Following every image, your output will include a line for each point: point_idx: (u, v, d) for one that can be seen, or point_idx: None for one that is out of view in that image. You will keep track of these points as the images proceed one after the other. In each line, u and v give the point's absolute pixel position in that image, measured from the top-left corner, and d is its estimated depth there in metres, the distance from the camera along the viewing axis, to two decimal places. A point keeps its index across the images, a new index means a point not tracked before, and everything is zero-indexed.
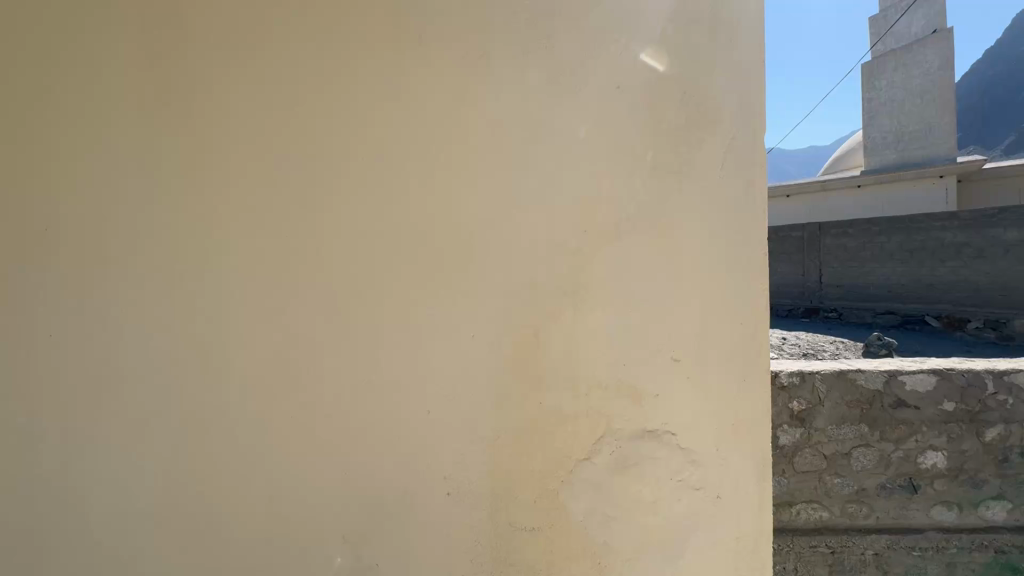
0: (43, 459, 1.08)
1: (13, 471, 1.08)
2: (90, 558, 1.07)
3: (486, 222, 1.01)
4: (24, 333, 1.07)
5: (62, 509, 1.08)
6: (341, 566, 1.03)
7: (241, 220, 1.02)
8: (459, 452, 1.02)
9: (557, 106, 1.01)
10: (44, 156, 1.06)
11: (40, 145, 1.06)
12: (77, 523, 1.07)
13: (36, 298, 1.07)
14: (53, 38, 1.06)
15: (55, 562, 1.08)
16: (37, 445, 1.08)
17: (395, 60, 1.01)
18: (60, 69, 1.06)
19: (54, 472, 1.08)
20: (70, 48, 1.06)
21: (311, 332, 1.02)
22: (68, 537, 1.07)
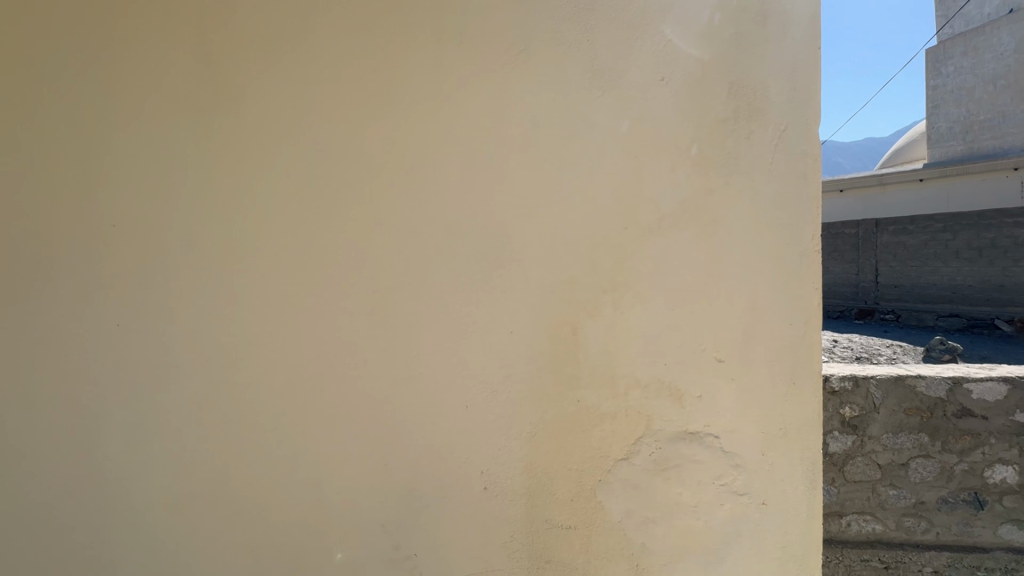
0: (109, 440, 1.15)
1: (82, 450, 1.16)
2: (152, 536, 1.14)
3: (526, 219, 1.01)
4: (93, 322, 1.14)
5: (125, 488, 1.15)
6: (381, 554, 1.06)
7: (288, 217, 1.06)
8: (496, 447, 1.03)
9: (598, 102, 0.99)
10: (111, 157, 1.13)
11: (107, 147, 1.13)
12: (138, 501, 1.14)
13: (103, 290, 1.14)
14: (117, 46, 1.13)
15: (119, 536, 1.15)
16: (103, 427, 1.15)
17: (435, 59, 1.02)
18: (125, 72, 1.13)
19: (119, 453, 1.15)
20: (131, 55, 1.12)
21: (354, 326, 1.05)
22: (131, 515, 1.15)
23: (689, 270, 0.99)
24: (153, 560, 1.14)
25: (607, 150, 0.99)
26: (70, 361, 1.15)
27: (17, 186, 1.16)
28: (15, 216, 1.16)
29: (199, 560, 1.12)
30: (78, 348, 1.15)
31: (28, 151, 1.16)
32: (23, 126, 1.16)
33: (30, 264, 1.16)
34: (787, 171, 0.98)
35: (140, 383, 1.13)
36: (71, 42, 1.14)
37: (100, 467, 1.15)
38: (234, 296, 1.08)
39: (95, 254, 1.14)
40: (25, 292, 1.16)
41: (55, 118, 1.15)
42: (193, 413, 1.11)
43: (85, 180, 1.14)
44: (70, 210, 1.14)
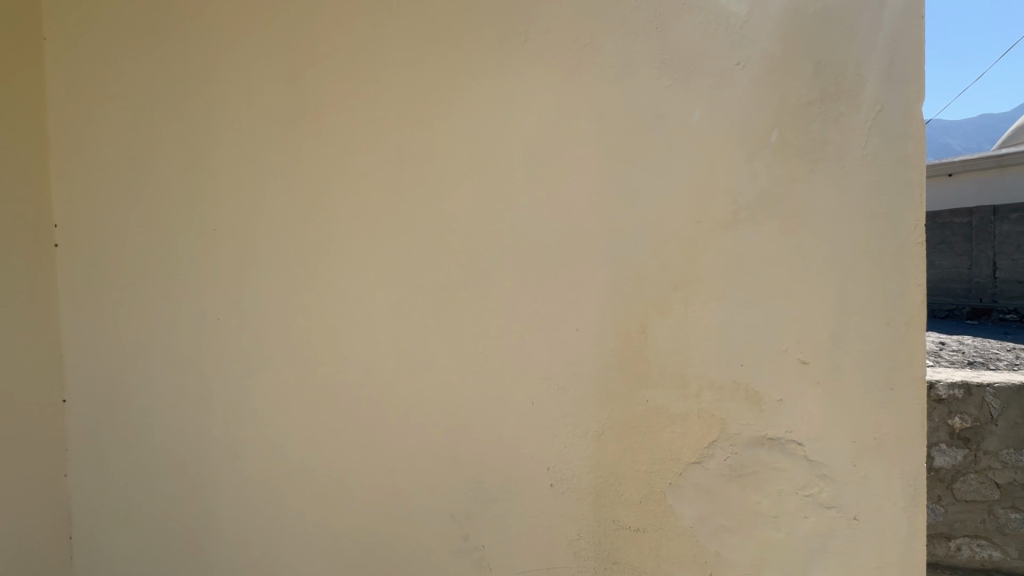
0: (197, 429, 1.23)
1: (175, 438, 1.25)
2: (239, 518, 1.21)
3: (592, 215, 1.00)
4: (182, 320, 1.22)
5: (213, 474, 1.23)
6: (451, 543, 1.09)
7: (360, 218, 1.09)
8: (562, 444, 1.03)
9: (668, 92, 0.96)
10: (193, 164, 1.19)
11: (189, 154, 1.20)
12: (224, 487, 1.22)
13: (192, 288, 1.21)
14: (197, 57, 1.18)
15: (209, 518, 1.23)
16: (193, 418, 1.23)
17: (500, 56, 1.02)
18: (206, 83, 1.18)
19: (208, 440, 1.22)
20: (210, 65, 1.17)
21: (424, 322, 1.08)
22: (219, 498, 1.22)
23: (769, 265, 0.93)
24: (240, 541, 1.22)
25: (678, 142, 0.96)
26: (164, 353, 1.24)
27: (115, 195, 1.25)
28: (114, 220, 1.25)
29: (282, 541, 1.19)
30: (171, 341, 1.23)
31: (123, 158, 1.24)
32: (117, 138, 1.24)
33: (128, 263, 1.25)
34: (883, 157, 0.89)
35: (226, 374, 1.20)
36: (159, 54, 1.21)
37: (191, 453, 1.24)
38: (312, 293, 1.13)
39: (183, 257, 1.21)
40: (124, 290, 1.26)
41: (145, 125, 1.22)
42: (275, 404, 1.17)
43: (174, 184, 1.21)
44: (161, 212, 1.22)
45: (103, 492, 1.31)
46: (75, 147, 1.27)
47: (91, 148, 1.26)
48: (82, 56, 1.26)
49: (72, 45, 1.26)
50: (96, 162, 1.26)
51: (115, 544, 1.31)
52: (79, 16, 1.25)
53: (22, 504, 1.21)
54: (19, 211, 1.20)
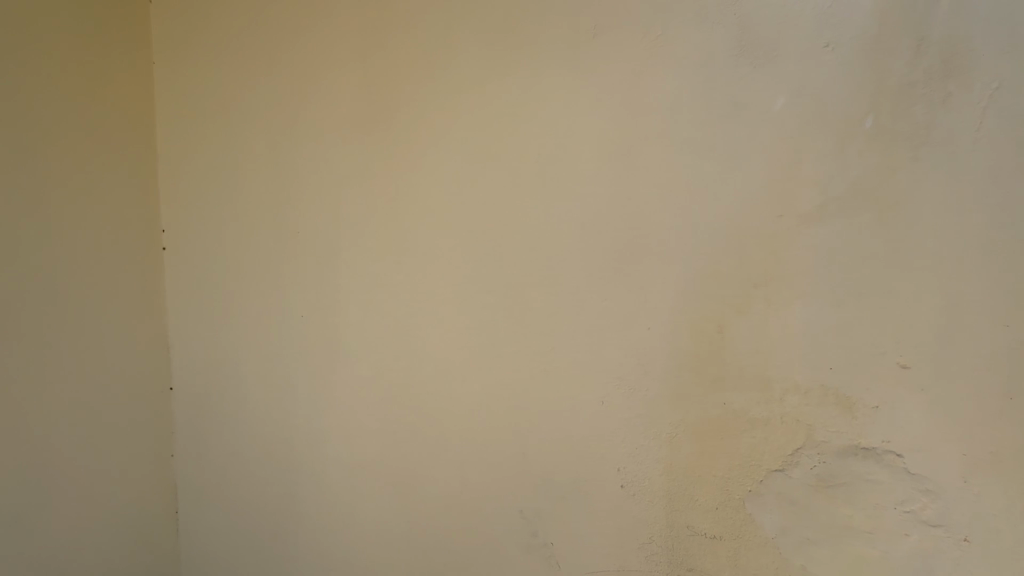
0: (282, 417, 1.32)
1: (262, 425, 1.35)
2: (321, 502, 1.29)
3: (665, 211, 0.97)
4: (269, 316, 1.32)
5: (296, 460, 1.31)
6: (519, 539, 1.10)
7: (431, 217, 1.13)
8: (633, 445, 1.01)
9: (748, 79, 0.91)
10: (278, 169, 1.28)
11: (274, 160, 1.28)
12: (306, 473, 1.30)
13: (278, 287, 1.30)
14: (281, 69, 1.26)
15: (294, 501, 1.32)
16: (278, 407, 1.32)
17: (570, 52, 1.01)
18: (288, 93, 1.25)
19: (292, 430, 1.31)
20: (292, 76, 1.25)
21: (494, 319, 1.09)
22: (303, 484, 1.31)
23: (862, 260, 0.86)
24: (321, 524, 1.29)
25: (759, 132, 0.91)
26: (254, 347, 1.34)
27: (212, 200, 1.36)
28: (211, 223, 1.37)
29: (359, 527, 1.25)
30: (260, 336, 1.33)
31: (217, 168, 1.35)
32: (212, 148, 1.35)
33: (223, 264, 1.36)
34: (1002, 139, 0.80)
35: (308, 368, 1.28)
36: (246, 69, 1.29)
37: (277, 439, 1.33)
38: (386, 291, 1.18)
39: (270, 256, 1.30)
40: (220, 289, 1.37)
41: (236, 137, 1.32)
42: (352, 397, 1.23)
43: (261, 190, 1.30)
44: (250, 217, 1.32)
45: (202, 474, 1.44)
46: (177, 157, 1.40)
47: (191, 157, 1.38)
48: (181, 73, 1.37)
49: (173, 66, 1.38)
50: (195, 171, 1.38)
51: (212, 521, 1.44)
52: (179, 37, 1.37)
53: (134, 481, 1.35)
54: (131, 220, 1.34)
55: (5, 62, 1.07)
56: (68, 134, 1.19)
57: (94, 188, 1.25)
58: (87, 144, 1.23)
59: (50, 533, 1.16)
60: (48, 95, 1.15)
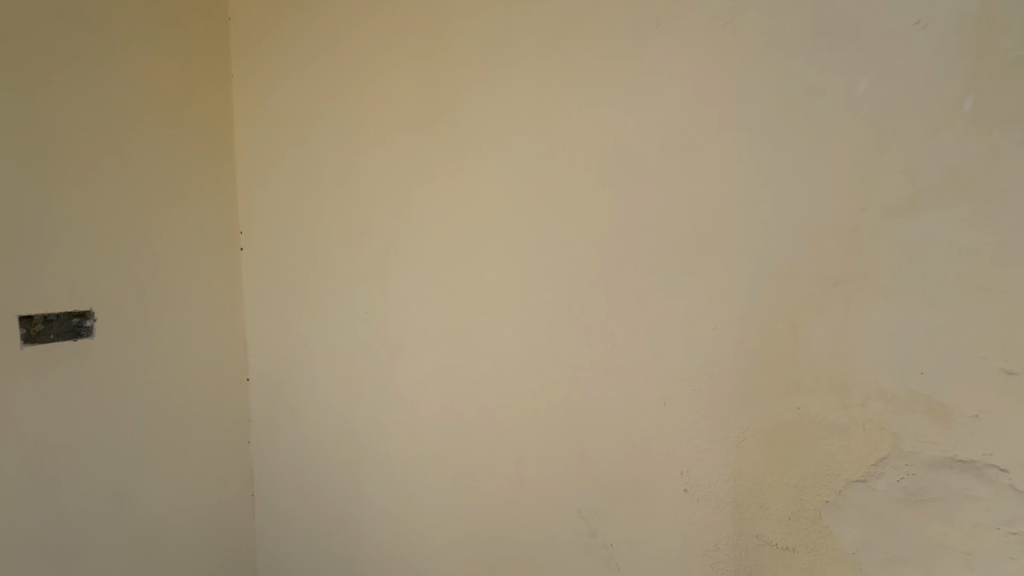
0: (347, 410, 1.38)
1: (329, 416, 1.41)
2: (383, 492, 1.34)
3: (734, 207, 0.93)
4: (335, 312, 1.38)
5: (360, 451, 1.36)
6: (578, 539, 1.10)
7: (490, 215, 1.14)
8: (698, 448, 0.98)
9: (826, 63, 0.86)
10: (342, 171, 1.33)
11: (339, 162, 1.33)
12: (370, 464, 1.35)
13: (343, 286, 1.35)
14: (344, 74, 1.30)
15: (359, 490, 1.38)
16: (344, 400, 1.38)
17: (631, 45, 0.99)
18: (351, 96, 1.30)
19: (356, 422, 1.36)
20: (355, 81, 1.29)
21: (553, 317, 1.09)
22: (366, 475, 1.36)
23: (959, 256, 0.79)
24: (384, 514, 1.34)
25: (838, 120, 0.85)
26: (321, 343, 1.41)
27: (282, 202, 1.44)
28: (282, 224, 1.44)
29: (420, 518, 1.28)
30: (326, 332, 1.40)
31: (288, 174, 1.42)
32: (282, 152, 1.43)
33: (293, 262, 1.44)
34: None
35: (371, 362, 1.33)
36: (313, 77, 1.35)
37: (342, 430, 1.39)
38: (446, 288, 1.21)
39: (336, 255, 1.36)
40: (290, 287, 1.45)
41: (304, 141, 1.38)
42: (413, 392, 1.27)
43: (327, 193, 1.36)
44: (318, 219, 1.38)
45: (274, 461, 1.53)
46: (252, 162, 1.48)
47: (264, 162, 1.46)
48: (255, 82, 1.45)
49: (247, 75, 1.46)
50: (268, 175, 1.46)
51: (284, 506, 1.53)
52: (252, 49, 1.45)
53: (216, 465, 1.46)
54: (214, 222, 1.44)
55: (116, 83, 1.19)
56: (161, 145, 1.30)
57: (183, 195, 1.35)
58: (177, 152, 1.33)
59: (146, 509, 1.28)
60: (143, 110, 1.25)
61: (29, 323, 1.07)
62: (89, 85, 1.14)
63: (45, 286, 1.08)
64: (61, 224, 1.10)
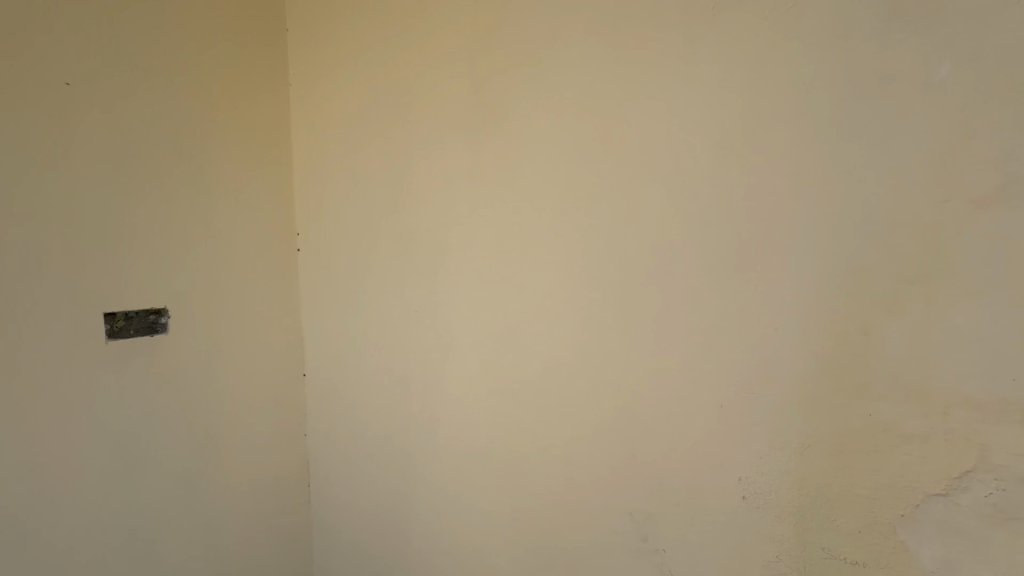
0: (397, 406, 1.41)
1: (380, 411, 1.45)
2: (433, 487, 1.36)
3: (797, 201, 0.88)
4: (386, 310, 1.41)
5: (410, 446, 1.39)
6: (629, 542, 1.08)
7: (539, 214, 1.14)
8: (757, 453, 0.94)
9: (901, 46, 0.80)
10: (393, 173, 1.36)
11: (389, 164, 1.36)
12: (420, 459, 1.38)
13: (394, 285, 1.39)
14: (395, 78, 1.33)
15: (409, 484, 1.41)
16: (394, 396, 1.41)
17: (685, 36, 0.96)
18: (401, 100, 1.32)
19: (406, 418, 1.40)
20: (405, 84, 1.32)
21: (602, 316, 1.08)
22: (416, 470, 1.39)
23: None
24: (433, 508, 1.37)
25: (919, 105, 0.79)
26: (373, 340, 1.45)
27: (336, 204, 1.49)
28: (336, 225, 1.49)
29: (468, 514, 1.30)
30: (378, 329, 1.44)
31: (341, 176, 1.47)
32: (335, 155, 1.47)
33: (346, 262, 1.48)
34: None
35: (420, 360, 1.35)
36: (365, 82, 1.39)
37: (393, 425, 1.42)
38: (495, 287, 1.21)
39: (387, 255, 1.39)
40: (343, 286, 1.49)
41: (356, 145, 1.42)
42: (462, 390, 1.28)
43: (379, 195, 1.39)
44: (370, 220, 1.42)
45: (328, 453, 1.58)
46: (307, 166, 1.54)
47: (318, 165, 1.51)
48: (310, 88, 1.51)
49: (303, 83, 1.52)
50: (322, 178, 1.51)
51: (337, 498, 1.58)
52: (308, 57, 1.50)
53: (275, 456, 1.53)
54: (274, 224, 1.51)
55: (188, 91, 1.27)
56: (226, 151, 1.37)
57: (245, 198, 1.42)
58: (240, 158, 1.41)
59: (213, 495, 1.36)
60: (209, 117, 1.32)
61: (112, 319, 1.14)
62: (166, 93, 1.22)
63: (127, 284, 1.16)
64: (141, 227, 1.18)
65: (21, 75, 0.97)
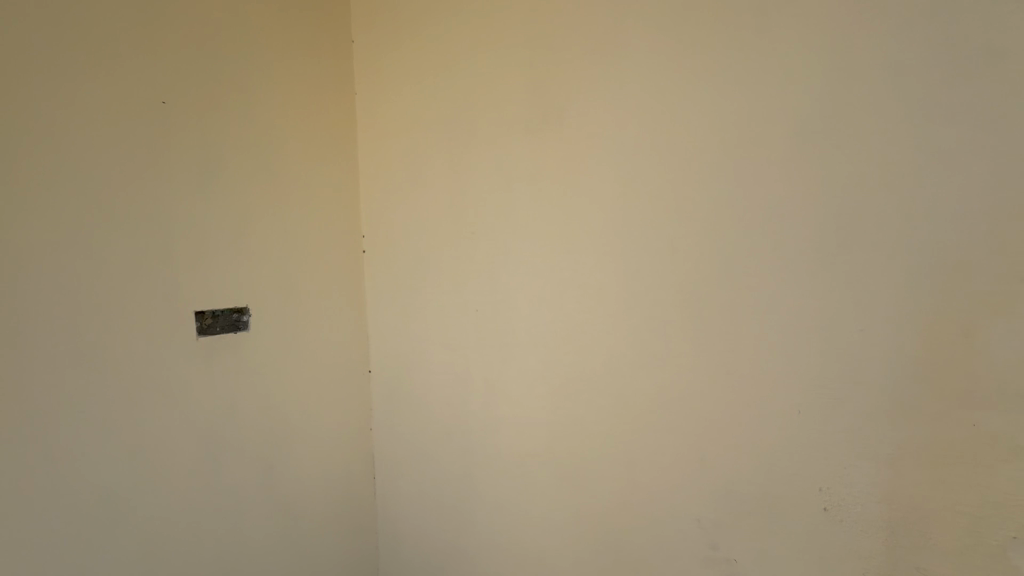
0: (459, 403, 1.44)
1: (443, 408, 1.48)
2: (494, 484, 1.38)
3: (886, 192, 0.82)
4: (447, 309, 1.44)
5: (471, 443, 1.42)
6: (697, 550, 1.04)
7: (602, 212, 1.12)
8: (840, 463, 0.88)
9: (1007, 21, 0.73)
10: (454, 175, 1.39)
11: (451, 166, 1.39)
12: (481, 456, 1.40)
13: (455, 285, 1.42)
14: (455, 83, 1.36)
15: (470, 481, 1.43)
16: (457, 393, 1.44)
17: (755, 24, 0.92)
18: (462, 103, 1.35)
19: (468, 416, 1.42)
20: (465, 87, 1.34)
21: (668, 316, 1.05)
22: (477, 466, 1.41)
23: None
24: (494, 505, 1.38)
25: None
26: (435, 338, 1.48)
27: (400, 206, 1.53)
28: (400, 226, 1.54)
29: (529, 512, 1.31)
30: (440, 328, 1.47)
31: (404, 178, 1.51)
32: (398, 159, 1.52)
33: (409, 262, 1.52)
34: None
35: (481, 358, 1.37)
36: (427, 87, 1.43)
37: (455, 422, 1.45)
38: (556, 286, 1.21)
39: (448, 255, 1.42)
40: (406, 286, 1.54)
41: (418, 148, 1.46)
42: (523, 389, 1.29)
43: (440, 196, 1.43)
44: (431, 221, 1.46)
45: (392, 448, 1.63)
46: (373, 168, 1.59)
47: (383, 167, 1.56)
48: (373, 96, 1.56)
49: (366, 90, 1.58)
50: (385, 181, 1.56)
51: (401, 492, 1.62)
52: (372, 65, 1.56)
53: (344, 449, 1.59)
54: (342, 226, 1.57)
55: (263, 105, 1.36)
56: (299, 159, 1.45)
57: (316, 203, 1.50)
58: (310, 165, 1.48)
59: (289, 483, 1.44)
60: (282, 128, 1.41)
61: (202, 317, 1.25)
62: (243, 107, 1.32)
63: (214, 285, 1.27)
64: (223, 231, 1.28)
65: (125, 94, 1.11)
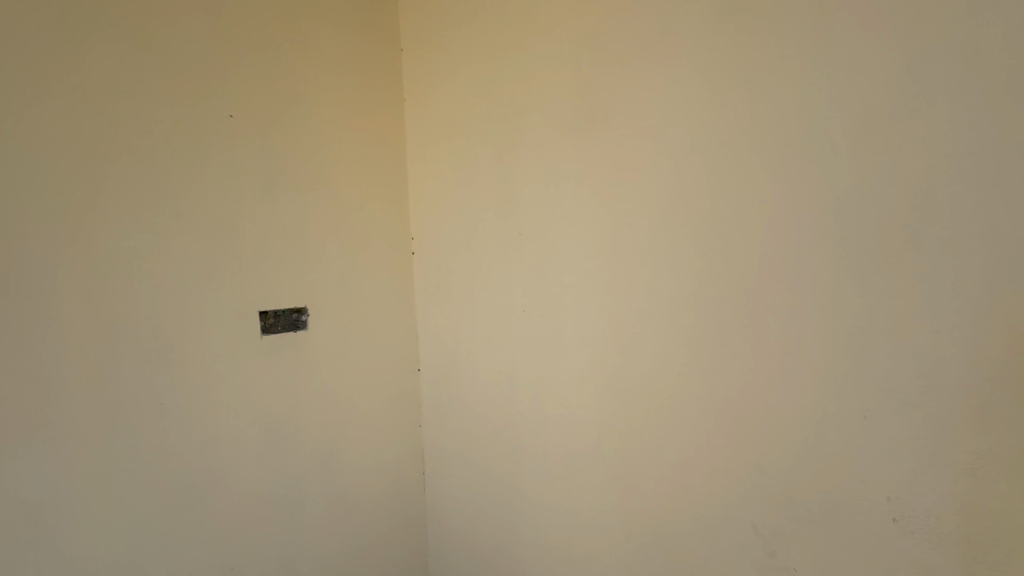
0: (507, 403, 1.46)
1: (492, 407, 1.50)
2: (542, 483, 1.39)
3: (961, 186, 0.78)
4: (495, 309, 1.47)
5: (519, 441, 1.44)
6: (754, 557, 1.01)
7: (651, 211, 1.11)
8: (911, 471, 0.84)
9: None
10: (501, 176, 1.41)
11: (498, 168, 1.42)
12: (529, 454, 1.41)
13: (502, 285, 1.44)
14: (503, 87, 1.39)
15: (519, 479, 1.45)
16: (505, 393, 1.46)
17: (814, 15, 0.89)
18: (509, 106, 1.38)
19: (515, 415, 1.44)
20: (512, 91, 1.36)
21: (721, 317, 1.03)
22: (525, 464, 1.43)
23: None
24: (542, 504, 1.40)
25: None
26: (482, 337, 1.51)
27: (448, 208, 1.56)
28: (448, 228, 1.57)
29: (577, 512, 1.31)
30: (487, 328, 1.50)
31: (452, 182, 1.55)
32: (446, 163, 1.56)
33: (457, 264, 1.56)
34: None
35: (529, 358, 1.39)
36: (474, 92, 1.46)
37: (503, 421, 1.47)
38: (604, 286, 1.21)
39: (496, 256, 1.45)
40: (455, 287, 1.57)
41: (465, 152, 1.50)
42: (571, 388, 1.30)
43: (488, 198, 1.45)
44: (479, 223, 1.48)
45: (441, 446, 1.67)
46: (421, 172, 1.63)
47: (431, 171, 1.61)
48: (421, 102, 1.61)
49: (414, 97, 1.63)
50: (433, 184, 1.60)
51: (449, 488, 1.66)
52: (420, 72, 1.61)
53: (396, 445, 1.64)
54: (393, 228, 1.62)
55: (320, 114, 1.44)
56: (352, 165, 1.51)
57: (368, 207, 1.56)
58: (363, 170, 1.54)
59: (346, 477, 1.50)
60: (337, 136, 1.48)
61: (265, 317, 1.32)
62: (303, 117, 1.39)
63: (276, 286, 1.34)
64: (286, 235, 1.36)
65: (200, 106, 1.20)
